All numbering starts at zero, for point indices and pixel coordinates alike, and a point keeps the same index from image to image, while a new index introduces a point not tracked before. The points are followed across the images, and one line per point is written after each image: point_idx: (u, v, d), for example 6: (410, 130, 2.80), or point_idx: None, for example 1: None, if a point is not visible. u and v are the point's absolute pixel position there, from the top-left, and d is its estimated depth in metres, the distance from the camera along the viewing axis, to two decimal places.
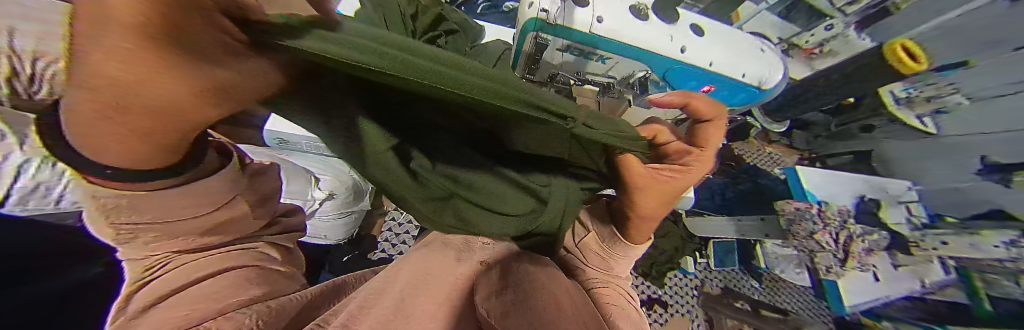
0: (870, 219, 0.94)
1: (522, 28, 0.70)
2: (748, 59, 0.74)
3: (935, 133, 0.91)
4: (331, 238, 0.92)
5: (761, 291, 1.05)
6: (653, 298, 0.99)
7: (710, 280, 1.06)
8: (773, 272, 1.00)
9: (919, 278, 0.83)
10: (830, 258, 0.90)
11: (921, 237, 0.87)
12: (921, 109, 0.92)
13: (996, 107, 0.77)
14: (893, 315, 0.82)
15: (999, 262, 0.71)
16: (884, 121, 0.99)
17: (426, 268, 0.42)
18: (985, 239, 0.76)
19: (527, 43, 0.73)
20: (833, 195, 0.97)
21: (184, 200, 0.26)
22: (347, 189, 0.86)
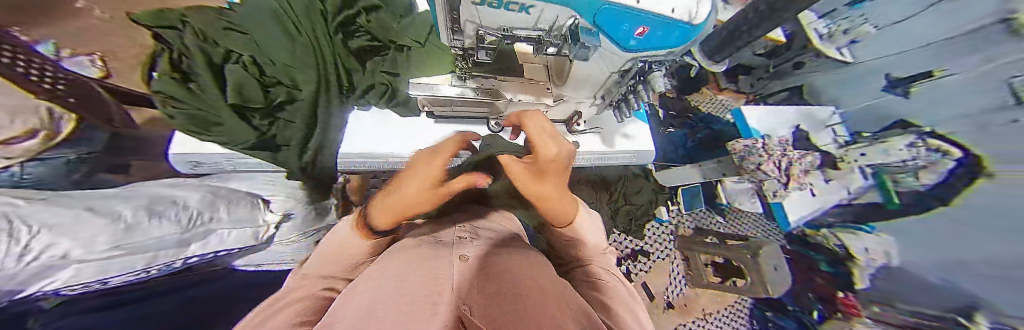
0: (804, 144, 1.04)
1: None
2: None
3: (851, 62, 1.03)
4: None
5: (726, 224, 1.16)
6: (636, 250, 1.07)
7: (685, 223, 1.16)
8: (734, 205, 1.10)
9: (846, 188, 0.99)
10: (774, 184, 0.92)
11: (845, 152, 1.02)
12: (839, 41, 1.04)
13: (896, 31, 0.91)
14: (827, 223, 1.02)
15: (903, 163, 0.88)
16: (812, 56, 1.08)
17: (412, 259, 0.23)
18: (891, 145, 0.92)
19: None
20: (772, 128, 1.06)
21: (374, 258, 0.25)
22: (307, 206, 0.69)
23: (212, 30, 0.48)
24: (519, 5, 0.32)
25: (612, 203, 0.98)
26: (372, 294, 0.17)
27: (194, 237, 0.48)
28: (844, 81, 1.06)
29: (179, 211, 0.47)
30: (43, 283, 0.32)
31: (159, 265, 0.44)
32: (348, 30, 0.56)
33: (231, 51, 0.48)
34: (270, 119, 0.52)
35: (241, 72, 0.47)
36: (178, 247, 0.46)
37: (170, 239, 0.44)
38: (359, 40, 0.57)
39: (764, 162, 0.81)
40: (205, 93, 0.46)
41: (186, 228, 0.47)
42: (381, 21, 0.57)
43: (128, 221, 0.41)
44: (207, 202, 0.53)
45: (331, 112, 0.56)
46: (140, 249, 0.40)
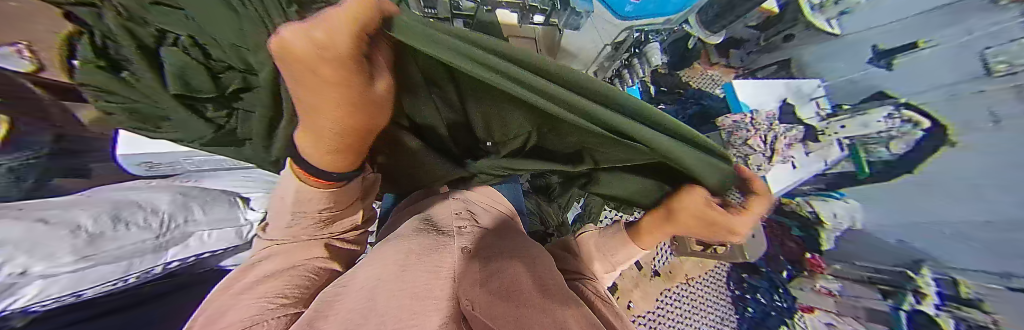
0: (789, 118, 1.09)
1: None
2: None
3: (840, 33, 1.04)
4: None
5: None
6: None
7: None
8: None
9: (823, 159, 1.02)
10: (761, 157, 0.97)
11: (827, 125, 1.04)
12: (829, 13, 1.06)
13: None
14: (804, 192, 1.04)
15: (876, 134, 0.91)
16: (801, 28, 1.11)
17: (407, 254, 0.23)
18: (871, 117, 0.93)
19: None
20: (761, 102, 1.08)
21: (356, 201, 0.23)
22: None
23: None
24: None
25: None
26: (376, 277, 0.19)
27: (172, 240, 0.47)
28: (831, 54, 1.06)
29: (150, 216, 0.45)
30: (8, 302, 0.28)
31: (140, 272, 0.42)
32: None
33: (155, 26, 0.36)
34: (227, 110, 0.45)
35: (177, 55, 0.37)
36: (155, 251, 0.44)
37: (146, 244, 0.43)
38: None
39: (752, 136, 0.98)
40: (143, 86, 0.40)
41: (160, 233, 0.46)
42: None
43: (91, 230, 0.37)
44: (179, 204, 0.51)
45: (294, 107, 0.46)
46: (117, 257, 0.39)
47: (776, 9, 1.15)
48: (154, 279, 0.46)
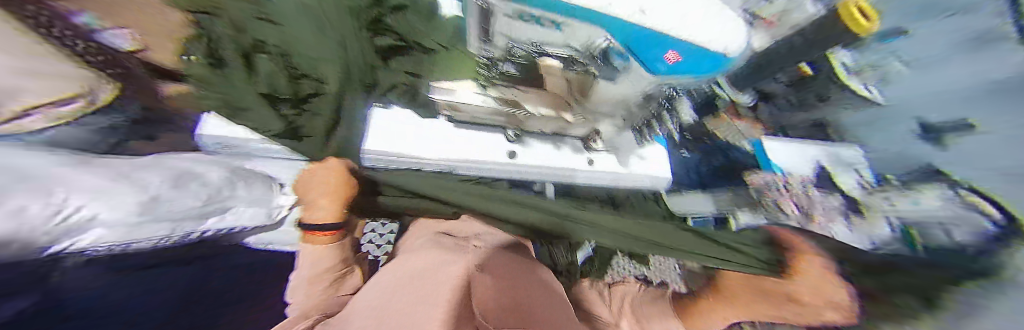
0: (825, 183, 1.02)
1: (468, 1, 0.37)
2: (706, 25, 0.40)
3: (877, 100, 0.97)
4: None
5: None
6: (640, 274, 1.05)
7: None
8: None
9: (868, 234, 0.91)
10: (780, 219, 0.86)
11: (872, 198, 0.95)
12: (867, 78, 0.97)
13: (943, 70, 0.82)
14: None
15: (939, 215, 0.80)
16: (837, 90, 1.02)
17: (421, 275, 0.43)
18: (925, 196, 0.85)
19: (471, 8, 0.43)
20: (795, 165, 1.04)
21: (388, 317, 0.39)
22: None
23: (246, 19, 0.55)
24: (552, 23, 0.40)
25: None
26: (405, 324, 0.26)
27: (213, 211, 0.50)
28: (875, 121, 0.99)
29: (202, 188, 0.49)
30: (72, 242, 0.33)
31: (179, 235, 0.46)
32: (377, 25, 0.64)
33: (266, 43, 0.58)
34: (297, 108, 0.63)
35: (274, 65, 0.59)
36: (197, 218, 0.48)
37: (191, 211, 0.46)
38: (386, 39, 0.66)
39: (785, 198, 0.98)
40: (234, 79, 0.57)
41: (206, 202, 0.49)
42: (407, 23, 0.68)
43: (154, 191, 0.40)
44: (229, 179, 0.55)
45: (347, 102, 0.62)
46: (163, 219, 0.42)
47: (808, 69, 1.03)
48: (185, 244, 0.50)
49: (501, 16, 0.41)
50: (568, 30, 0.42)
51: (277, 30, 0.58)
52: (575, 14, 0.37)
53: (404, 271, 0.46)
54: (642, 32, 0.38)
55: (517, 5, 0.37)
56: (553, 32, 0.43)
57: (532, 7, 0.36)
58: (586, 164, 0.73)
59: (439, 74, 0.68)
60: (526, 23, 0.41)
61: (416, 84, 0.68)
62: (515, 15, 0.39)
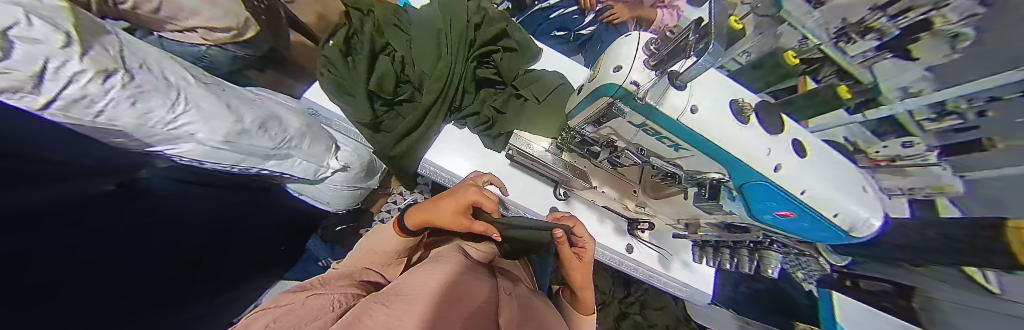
0: None
1: (595, 90, 0.41)
2: (844, 180, 0.35)
3: None
4: (332, 205, 0.80)
5: None
6: None
7: None
8: None
9: None
10: None
11: None
12: None
13: None
14: None
15: None
16: None
17: (438, 258, 0.37)
18: None
19: (596, 105, 0.43)
20: None
21: (409, 277, 0.31)
22: (362, 166, 0.75)
23: (386, 25, 0.61)
24: (674, 144, 0.40)
25: (622, 305, 1.04)
26: (419, 296, 0.23)
27: (277, 155, 0.56)
28: None
29: (280, 134, 0.54)
30: (167, 148, 0.41)
31: (243, 165, 0.52)
32: (484, 59, 0.68)
33: (389, 46, 0.61)
34: (387, 107, 0.63)
35: (387, 66, 0.59)
36: (261, 157, 0.54)
37: (261, 150, 0.52)
38: (487, 72, 0.69)
39: None
40: (354, 69, 0.57)
41: (277, 146, 0.54)
42: (511, 64, 0.68)
43: (241, 126, 0.46)
44: (304, 131, 0.60)
45: (434, 120, 0.61)
46: (236, 149, 0.48)
47: None
48: (245, 173, 0.57)
49: (621, 120, 0.42)
50: (682, 152, 0.42)
51: (407, 42, 0.62)
52: (694, 138, 0.36)
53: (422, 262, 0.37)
54: (755, 180, 0.36)
55: (647, 120, 0.37)
56: (665, 146, 0.43)
57: (655, 124, 0.37)
58: (624, 251, 0.68)
59: (530, 125, 0.60)
60: (647, 133, 0.42)
61: (502, 125, 0.63)
62: (637, 123, 0.40)
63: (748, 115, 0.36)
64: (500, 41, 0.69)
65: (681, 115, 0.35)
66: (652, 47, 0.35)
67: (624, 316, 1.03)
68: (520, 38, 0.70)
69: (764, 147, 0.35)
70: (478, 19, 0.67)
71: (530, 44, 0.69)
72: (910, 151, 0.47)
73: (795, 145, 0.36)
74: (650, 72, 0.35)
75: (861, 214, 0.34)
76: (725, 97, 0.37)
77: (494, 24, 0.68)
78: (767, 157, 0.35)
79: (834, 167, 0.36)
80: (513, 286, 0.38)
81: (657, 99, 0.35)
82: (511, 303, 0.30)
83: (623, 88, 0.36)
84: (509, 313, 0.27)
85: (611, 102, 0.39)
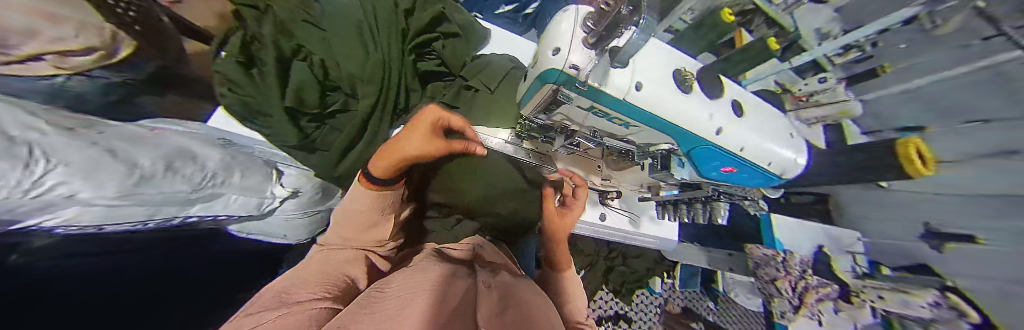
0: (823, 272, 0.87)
1: (538, 80, 0.38)
2: (756, 126, 0.43)
3: None
4: (290, 237, 0.72)
5: (715, 311, 1.17)
6: (619, 313, 1.15)
7: (674, 299, 1.23)
8: (730, 295, 1.10)
9: None
10: None
11: None
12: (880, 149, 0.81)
13: None
14: None
15: None
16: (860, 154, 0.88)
17: (415, 267, 0.35)
18: None
19: (540, 95, 0.41)
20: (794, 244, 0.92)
21: (388, 283, 0.29)
22: (315, 188, 0.67)
23: (292, 22, 0.49)
24: (623, 121, 0.42)
25: (609, 261, 1.12)
26: (400, 295, 0.23)
27: (200, 197, 0.47)
28: None
29: (197, 172, 0.45)
30: (38, 220, 0.31)
31: (158, 218, 0.43)
32: (422, 51, 0.66)
33: (303, 47, 0.50)
34: (317, 123, 0.54)
35: (306, 74, 0.49)
36: (180, 205, 0.44)
37: (178, 196, 0.43)
38: (428, 64, 0.67)
39: None
40: (266, 85, 0.45)
41: (198, 187, 0.45)
42: (453, 50, 0.68)
43: (142, 174, 0.37)
44: (224, 164, 0.51)
45: (383, 127, 0.57)
46: (144, 202, 0.39)
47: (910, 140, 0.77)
48: (163, 226, 0.47)
49: (567, 107, 0.42)
50: (631, 128, 0.45)
51: (325, 41, 0.52)
52: (632, 112, 0.39)
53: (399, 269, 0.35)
54: (702, 145, 0.42)
55: (593, 102, 0.38)
56: (616, 126, 0.45)
57: (602, 106, 0.38)
58: (598, 220, 0.73)
59: (484, 116, 0.62)
60: (596, 115, 0.43)
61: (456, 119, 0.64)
62: (586, 107, 0.40)
63: (690, 83, 0.39)
64: (439, 26, 0.68)
65: (627, 94, 0.36)
66: (590, 22, 0.31)
67: (612, 272, 1.13)
68: (460, 22, 0.73)
69: (703, 108, 0.39)
70: (409, 3, 0.62)
71: (470, 32, 0.74)
72: (820, 84, 0.65)
73: (736, 105, 0.43)
74: (590, 52, 0.32)
75: (790, 157, 0.44)
76: (670, 68, 0.39)
77: (428, 9, 0.65)
78: (711, 122, 0.40)
79: (767, 116, 0.45)
80: (495, 276, 0.39)
81: (601, 81, 0.34)
82: (492, 295, 0.31)
83: (562, 73, 0.34)
84: (492, 303, 0.28)
85: (555, 88, 0.37)
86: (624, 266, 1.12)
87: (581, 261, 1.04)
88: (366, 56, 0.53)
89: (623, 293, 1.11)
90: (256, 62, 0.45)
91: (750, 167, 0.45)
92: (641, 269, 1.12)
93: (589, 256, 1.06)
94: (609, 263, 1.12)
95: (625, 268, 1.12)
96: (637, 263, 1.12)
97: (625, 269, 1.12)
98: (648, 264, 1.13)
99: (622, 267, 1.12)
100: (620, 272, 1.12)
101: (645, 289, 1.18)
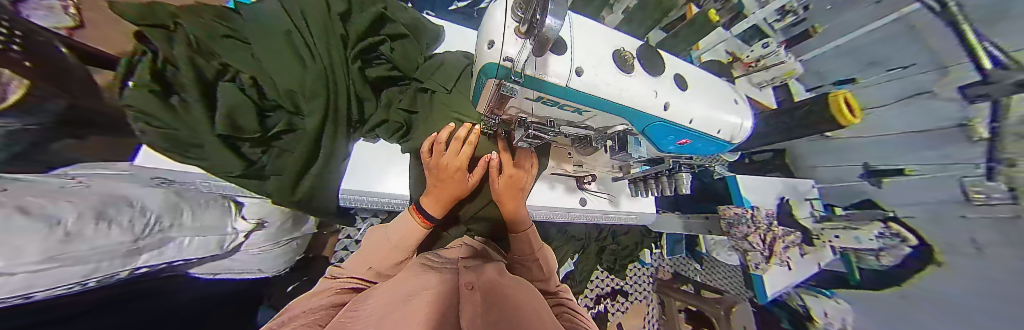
0: (790, 220, 0.96)
1: (479, 75, 0.39)
2: (695, 99, 0.48)
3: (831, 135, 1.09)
4: (264, 271, 0.68)
5: (701, 271, 1.26)
6: (616, 289, 1.21)
7: (664, 267, 1.31)
8: (712, 254, 1.11)
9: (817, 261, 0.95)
10: (758, 256, 0.80)
11: (820, 230, 0.95)
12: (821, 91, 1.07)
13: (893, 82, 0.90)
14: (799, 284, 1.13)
15: (873, 253, 0.95)
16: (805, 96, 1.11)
17: (395, 288, 0.34)
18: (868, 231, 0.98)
19: (488, 92, 0.41)
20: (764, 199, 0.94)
21: (366, 317, 0.27)
22: (285, 214, 0.64)
23: (209, 38, 0.43)
24: (575, 110, 0.43)
25: (600, 242, 1.15)
26: (393, 323, 0.23)
27: (147, 246, 0.40)
28: (823, 152, 1.12)
29: (137, 217, 0.39)
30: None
31: (102, 277, 0.35)
32: (369, 57, 0.62)
33: (229, 66, 0.45)
34: (262, 147, 0.51)
35: (238, 96, 0.43)
36: (125, 258, 0.37)
37: (120, 249, 0.36)
38: (379, 70, 0.63)
39: (751, 233, 0.77)
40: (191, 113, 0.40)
41: (141, 235, 0.39)
42: (404, 53, 0.66)
43: (69, 227, 0.29)
44: (170, 206, 0.46)
45: (337, 144, 0.54)
46: (86, 259, 0.31)
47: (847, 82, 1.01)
48: (109, 286, 0.40)
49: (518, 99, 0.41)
50: (585, 115, 0.46)
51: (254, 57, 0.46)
52: (579, 98, 0.39)
53: (379, 294, 0.34)
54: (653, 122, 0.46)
55: (539, 92, 0.38)
56: (571, 115, 0.46)
57: (546, 95, 0.39)
58: (579, 205, 0.79)
59: (445, 121, 0.62)
60: (547, 105, 0.43)
61: (417, 127, 0.63)
62: (535, 98, 0.40)
63: (630, 62, 0.41)
64: (383, 28, 0.64)
65: (568, 80, 0.36)
66: (519, 11, 0.32)
67: (604, 252, 1.17)
68: (407, 20, 0.70)
69: (645, 85, 0.42)
70: (346, 7, 0.59)
71: (423, 32, 0.73)
72: (763, 50, 0.78)
73: (678, 79, 0.48)
74: (523, 41, 0.33)
75: (733, 122, 0.51)
76: (611, 51, 0.41)
77: (368, 11, 0.62)
78: (655, 99, 0.43)
79: (707, 88, 0.51)
80: (479, 275, 0.39)
81: (542, 70, 0.35)
82: (476, 295, 0.31)
83: (502, 67, 0.34)
84: (476, 305, 0.28)
85: (498, 83, 0.36)
86: (614, 244, 1.16)
87: (573, 245, 1.07)
88: (304, 71, 0.48)
89: (617, 269, 1.16)
90: (174, 88, 0.40)
91: (701, 137, 0.52)
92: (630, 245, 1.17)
93: (580, 240, 1.09)
94: (600, 244, 1.15)
95: (615, 245, 1.17)
96: (626, 239, 1.17)
97: (615, 247, 1.16)
98: (635, 239, 1.18)
99: (611, 245, 1.16)
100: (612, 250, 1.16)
101: (637, 262, 1.23)
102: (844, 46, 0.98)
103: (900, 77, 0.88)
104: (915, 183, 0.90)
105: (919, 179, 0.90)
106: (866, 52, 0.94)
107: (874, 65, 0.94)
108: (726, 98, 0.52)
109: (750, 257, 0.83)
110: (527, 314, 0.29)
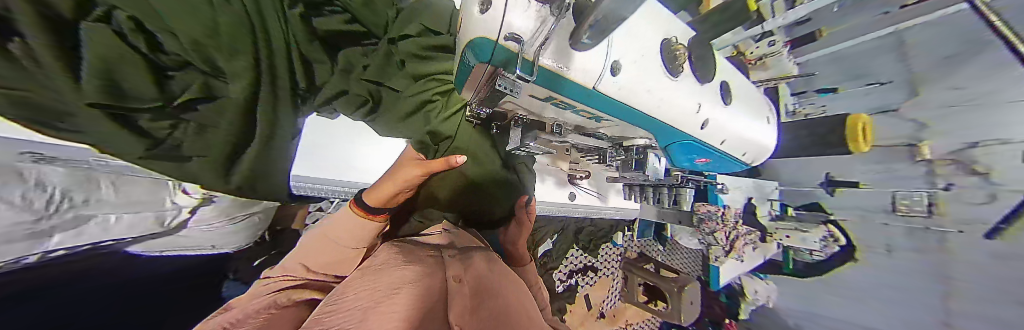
0: (752, 218, 1.06)
1: (464, 53, 0.30)
2: (733, 119, 0.50)
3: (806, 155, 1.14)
4: (222, 245, 0.60)
5: (664, 252, 1.40)
6: (588, 266, 1.31)
7: (633, 246, 1.43)
8: (676, 238, 1.20)
9: (765, 254, 1.09)
10: (720, 250, 0.93)
11: (775, 229, 1.05)
12: (807, 99, 1.07)
13: (879, 93, 0.95)
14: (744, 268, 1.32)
15: (812, 251, 1.09)
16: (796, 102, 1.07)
17: (372, 281, 0.31)
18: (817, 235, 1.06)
19: (476, 76, 0.33)
20: (735, 197, 1.02)
21: (342, 311, 0.24)
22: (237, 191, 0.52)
23: None
24: (591, 114, 0.40)
25: (578, 224, 1.22)
26: (377, 316, 0.20)
27: (55, 226, 0.33)
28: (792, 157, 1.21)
29: (33, 192, 0.29)
30: None
31: (4, 263, 0.29)
32: (317, 2, 0.51)
33: None
34: (171, 123, 0.39)
35: (123, 47, 0.30)
36: (30, 240, 0.30)
37: (18, 231, 0.28)
38: (332, 22, 0.52)
39: (719, 229, 0.84)
40: (52, 70, 0.26)
41: (45, 214, 0.31)
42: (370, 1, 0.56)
43: None
44: (75, 179, 0.35)
45: (280, 119, 0.49)
46: None
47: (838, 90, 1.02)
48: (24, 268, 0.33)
49: (521, 92, 0.34)
50: (603, 121, 0.44)
51: None
52: (598, 102, 0.34)
53: (354, 289, 0.30)
54: (685, 139, 0.46)
55: (553, 91, 0.32)
56: (585, 119, 0.43)
57: (561, 95, 0.33)
58: (569, 198, 0.86)
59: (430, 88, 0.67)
60: (558, 106, 0.38)
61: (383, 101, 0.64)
62: (545, 97, 0.35)
63: (679, 61, 0.37)
64: None
65: (597, 80, 0.30)
66: None
67: (582, 232, 1.24)
68: None
69: (690, 99, 0.41)
70: None
71: None
72: (769, 48, 0.77)
73: (724, 87, 0.49)
74: (541, 10, 0.25)
75: (759, 142, 0.56)
76: (658, 38, 0.36)
77: None
78: (695, 114, 0.43)
79: (744, 104, 0.52)
80: (465, 266, 0.38)
81: (564, 62, 0.27)
82: (463, 288, 0.30)
83: (504, 49, 0.25)
84: (465, 299, 0.27)
85: (494, 70, 0.29)
86: (590, 226, 1.24)
87: (553, 227, 1.11)
88: (216, 17, 0.37)
89: (591, 248, 1.25)
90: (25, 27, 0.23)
91: (725, 157, 0.56)
92: (601, 227, 1.26)
93: (561, 221, 1.13)
94: (580, 226, 1.21)
95: (591, 227, 1.24)
96: (603, 222, 1.24)
97: (591, 228, 1.24)
98: (610, 222, 1.26)
99: (588, 227, 1.24)
100: (588, 231, 1.24)
101: (610, 243, 1.33)
102: (837, 53, 0.97)
103: (875, 92, 0.96)
104: (865, 194, 1.02)
105: (867, 192, 1.01)
106: (857, 61, 0.95)
107: (859, 77, 0.97)
108: (750, 112, 0.53)
109: (713, 250, 0.96)
110: (521, 313, 0.28)
